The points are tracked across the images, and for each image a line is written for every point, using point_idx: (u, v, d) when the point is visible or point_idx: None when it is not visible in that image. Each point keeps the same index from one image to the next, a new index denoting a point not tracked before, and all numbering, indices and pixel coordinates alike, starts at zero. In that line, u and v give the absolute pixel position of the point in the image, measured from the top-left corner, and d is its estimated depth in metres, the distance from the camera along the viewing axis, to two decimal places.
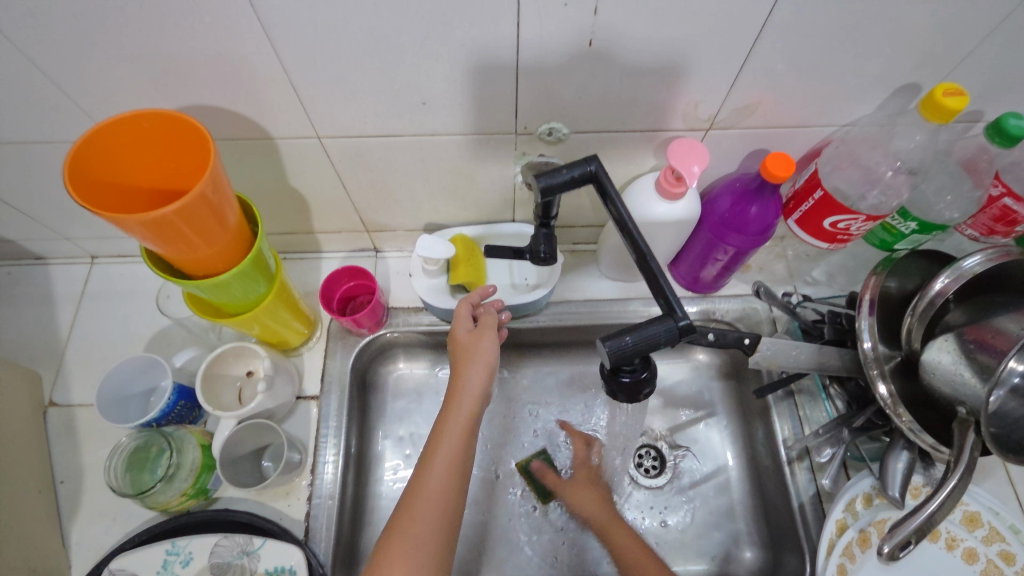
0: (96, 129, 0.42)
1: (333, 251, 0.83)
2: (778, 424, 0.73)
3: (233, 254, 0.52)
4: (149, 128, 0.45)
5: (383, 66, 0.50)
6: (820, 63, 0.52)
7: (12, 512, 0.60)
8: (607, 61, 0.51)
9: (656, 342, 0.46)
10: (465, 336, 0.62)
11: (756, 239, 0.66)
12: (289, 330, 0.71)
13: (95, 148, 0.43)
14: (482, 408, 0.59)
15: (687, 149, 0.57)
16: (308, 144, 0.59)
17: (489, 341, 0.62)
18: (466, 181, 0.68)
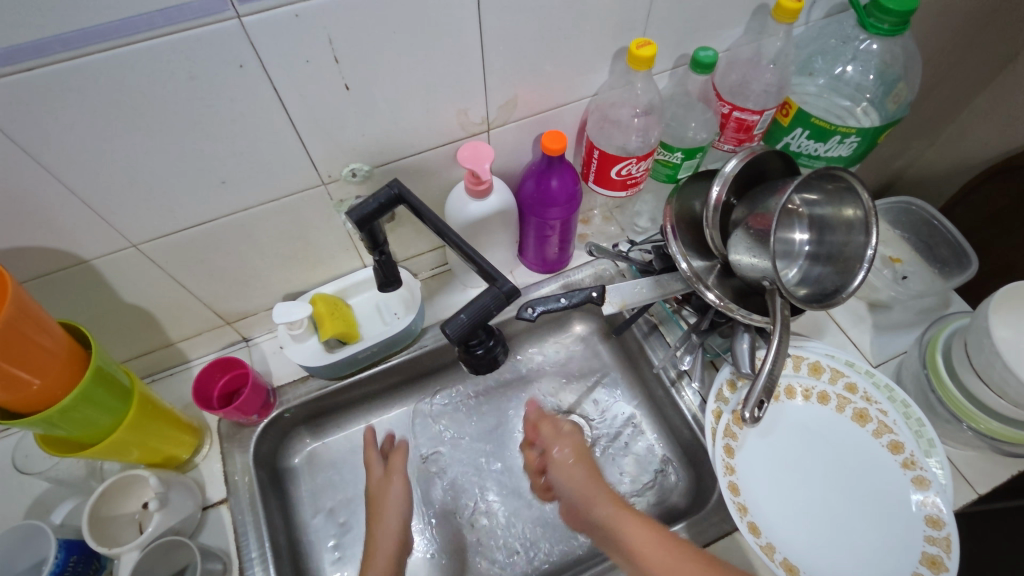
0: None
1: (203, 356, 0.82)
2: (654, 354, 0.83)
3: (73, 376, 0.52)
4: None
5: (168, 160, 0.53)
6: (547, 51, 0.62)
7: None
8: (372, 99, 0.57)
9: (488, 311, 0.52)
10: (377, 483, 0.73)
11: (568, 207, 0.75)
12: (173, 443, 0.69)
13: None
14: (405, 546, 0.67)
15: (473, 151, 0.66)
16: (128, 255, 0.61)
17: (395, 486, 0.71)
18: (301, 242, 0.72)
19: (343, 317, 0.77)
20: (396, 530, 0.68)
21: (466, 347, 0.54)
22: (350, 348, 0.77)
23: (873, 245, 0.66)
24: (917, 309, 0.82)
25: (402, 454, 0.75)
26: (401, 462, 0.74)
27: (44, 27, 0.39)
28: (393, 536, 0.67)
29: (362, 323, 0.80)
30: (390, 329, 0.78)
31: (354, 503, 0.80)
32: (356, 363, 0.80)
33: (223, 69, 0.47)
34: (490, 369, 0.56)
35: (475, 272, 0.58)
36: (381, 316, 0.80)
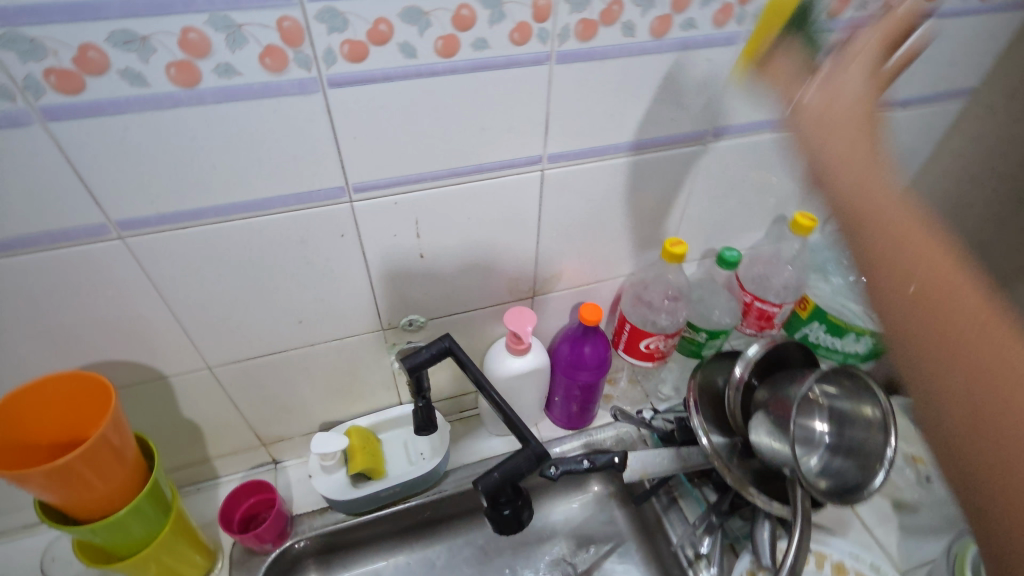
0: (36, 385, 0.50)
1: (230, 473, 0.85)
2: (672, 529, 0.82)
3: (131, 485, 0.56)
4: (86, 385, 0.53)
5: (260, 301, 0.61)
6: (594, 239, 0.72)
7: None
8: (440, 264, 0.66)
9: (520, 470, 0.55)
10: None
11: (598, 372, 0.81)
12: (188, 564, 0.70)
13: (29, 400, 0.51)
14: None
15: (518, 316, 0.73)
16: (199, 375, 0.67)
17: None
18: (349, 376, 0.78)
19: (373, 453, 0.80)
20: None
21: (492, 503, 0.55)
22: (371, 486, 0.78)
23: (891, 445, 0.70)
24: (944, 514, 0.80)
25: None
26: None
27: (205, 200, 0.49)
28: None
29: (389, 461, 0.82)
30: (414, 469, 0.81)
31: None
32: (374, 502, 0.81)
33: (327, 236, 0.57)
34: (514, 530, 0.57)
35: (507, 427, 0.62)
36: (407, 455, 0.83)
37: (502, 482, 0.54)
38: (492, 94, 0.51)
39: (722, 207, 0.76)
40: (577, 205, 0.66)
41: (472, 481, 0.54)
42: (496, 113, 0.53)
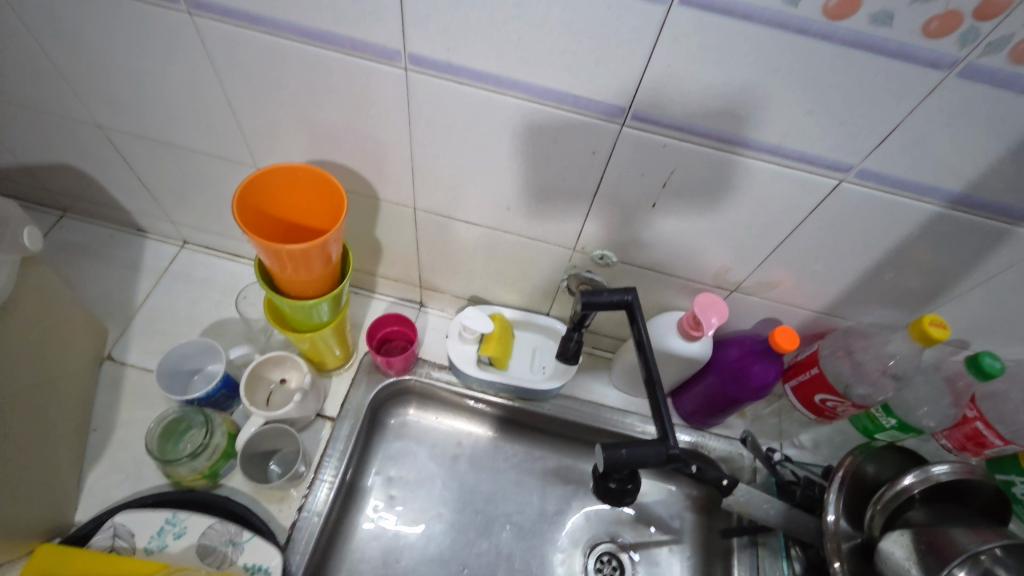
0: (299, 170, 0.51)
1: (384, 295, 0.94)
2: (737, 568, 0.79)
3: (319, 283, 0.62)
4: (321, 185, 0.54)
5: (488, 174, 0.62)
6: (838, 269, 0.62)
7: (51, 449, 0.67)
8: (666, 218, 0.61)
9: (646, 461, 0.53)
10: None
11: (754, 393, 0.74)
12: (330, 353, 0.79)
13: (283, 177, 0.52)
14: None
15: (710, 303, 0.67)
16: (405, 211, 0.71)
17: None
18: (520, 272, 0.78)
19: (505, 345, 0.82)
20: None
21: (604, 473, 0.55)
22: (490, 373, 0.81)
23: None
24: None
25: None
26: None
27: (496, 64, 0.49)
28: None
29: (515, 359, 0.85)
30: (532, 379, 0.82)
31: (413, 485, 0.87)
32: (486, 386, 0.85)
33: (580, 147, 0.55)
34: (616, 505, 0.57)
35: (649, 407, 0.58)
36: (531, 361, 0.85)
37: (625, 463, 0.53)
38: (834, 82, 0.43)
39: (1016, 306, 0.61)
40: (843, 228, 0.57)
41: (597, 446, 0.54)
42: (834, 99, 0.45)
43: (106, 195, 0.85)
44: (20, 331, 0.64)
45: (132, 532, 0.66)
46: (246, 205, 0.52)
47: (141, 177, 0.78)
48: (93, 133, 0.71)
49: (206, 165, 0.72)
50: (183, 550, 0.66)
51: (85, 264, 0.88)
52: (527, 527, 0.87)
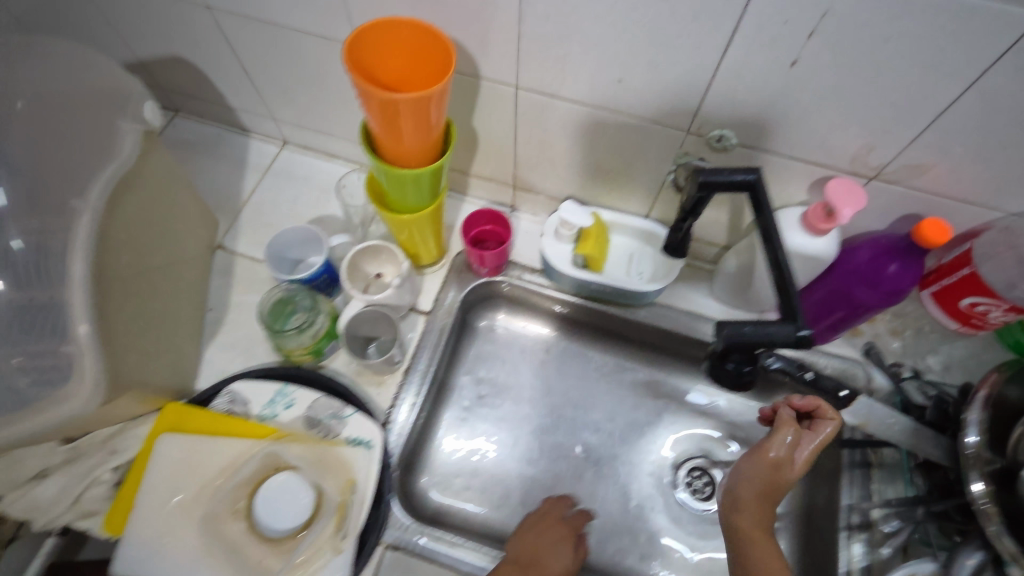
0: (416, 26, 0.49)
1: (475, 197, 0.92)
2: (846, 490, 0.72)
3: (421, 160, 0.60)
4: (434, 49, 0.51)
5: (600, 39, 0.56)
6: (1015, 144, 0.53)
7: (175, 321, 0.72)
8: (803, 83, 0.54)
9: (771, 342, 0.49)
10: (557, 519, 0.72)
11: (885, 298, 0.66)
12: (425, 247, 0.79)
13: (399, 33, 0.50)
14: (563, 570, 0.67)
15: (846, 190, 0.60)
16: (505, 91, 0.68)
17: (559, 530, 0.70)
18: (621, 164, 0.74)
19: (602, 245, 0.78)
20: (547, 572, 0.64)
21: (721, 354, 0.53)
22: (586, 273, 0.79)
23: None
24: None
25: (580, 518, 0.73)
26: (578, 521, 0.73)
27: None
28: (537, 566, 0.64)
29: (611, 263, 0.81)
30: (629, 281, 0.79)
31: (501, 386, 0.88)
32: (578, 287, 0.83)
33: None
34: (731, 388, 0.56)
35: (775, 290, 0.53)
36: (628, 266, 0.81)
37: (746, 343, 0.50)
38: None
39: None
40: None
41: (716, 324, 0.51)
42: None
43: (214, 91, 0.87)
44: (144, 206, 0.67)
45: (247, 399, 0.70)
46: (360, 59, 0.51)
47: (245, 67, 0.79)
48: (201, 18, 0.72)
49: (308, 48, 0.71)
50: (292, 420, 0.70)
51: (197, 160, 0.92)
52: (615, 435, 0.86)
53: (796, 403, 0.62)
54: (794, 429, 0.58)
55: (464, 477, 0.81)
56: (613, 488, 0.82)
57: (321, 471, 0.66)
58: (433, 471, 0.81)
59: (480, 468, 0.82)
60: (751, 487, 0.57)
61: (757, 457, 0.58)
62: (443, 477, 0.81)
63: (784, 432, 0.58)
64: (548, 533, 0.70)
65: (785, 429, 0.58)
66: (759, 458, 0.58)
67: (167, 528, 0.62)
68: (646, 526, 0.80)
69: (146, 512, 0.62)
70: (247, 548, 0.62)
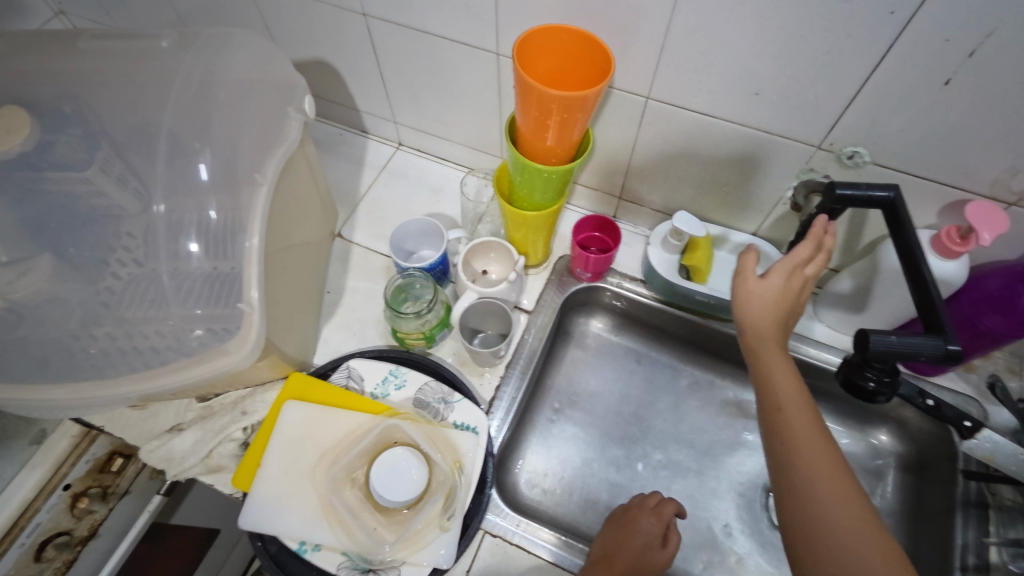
0: (583, 32, 0.53)
1: (578, 206, 0.95)
2: (961, 528, 0.69)
3: (558, 159, 0.64)
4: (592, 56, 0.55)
5: (746, 52, 0.58)
6: None
7: (303, 298, 0.78)
8: (953, 102, 0.54)
9: (918, 354, 0.48)
10: (641, 510, 0.71)
11: (1016, 329, 0.64)
12: (536, 248, 0.82)
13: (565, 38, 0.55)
14: (658, 557, 0.66)
15: (987, 213, 0.59)
16: (633, 101, 0.71)
17: (647, 521, 0.69)
18: (738, 179, 0.75)
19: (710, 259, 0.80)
20: (633, 566, 0.64)
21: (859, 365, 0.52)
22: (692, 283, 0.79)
23: None
24: None
25: (672, 505, 0.71)
26: (668, 509, 0.70)
27: None
28: (626, 563, 0.64)
29: (715, 276, 0.82)
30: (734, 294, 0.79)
31: (590, 392, 0.89)
32: (680, 298, 0.84)
33: (876, 9, 0.50)
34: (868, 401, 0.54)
35: (916, 303, 0.53)
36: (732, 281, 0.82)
37: (890, 354, 0.49)
38: None
39: None
40: None
41: (859, 333, 0.50)
42: None
43: (345, 93, 0.95)
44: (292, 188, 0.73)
45: (363, 377, 0.74)
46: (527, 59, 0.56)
47: (382, 71, 0.86)
48: (354, 23, 0.79)
49: (447, 55, 0.77)
50: (403, 400, 0.73)
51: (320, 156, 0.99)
52: (705, 451, 0.85)
53: (807, 272, 0.57)
54: (788, 269, 0.57)
55: (553, 477, 0.82)
56: (700, 503, 0.81)
57: (434, 447, 0.68)
58: (524, 468, 0.82)
59: (568, 470, 0.82)
60: (767, 314, 0.57)
61: (789, 278, 0.57)
62: (533, 475, 0.82)
63: (774, 278, 0.57)
64: (633, 525, 0.69)
65: (773, 280, 0.57)
66: (750, 282, 0.58)
67: (289, 490, 0.65)
68: (733, 546, 0.78)
69: (272, 472, 0.66)
70: (363, 515, 0.64)
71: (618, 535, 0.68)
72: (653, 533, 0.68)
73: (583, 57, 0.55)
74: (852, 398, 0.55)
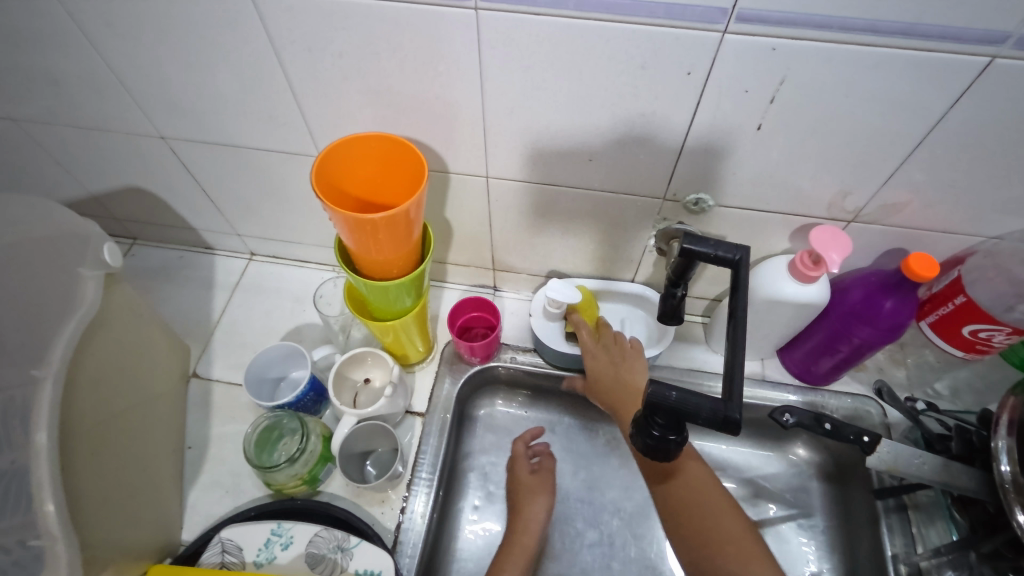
0: (379, 136, 0.50)
1: (456, 283, 0.90)
2: (888, 537, 0.69)
3: (407, 263, 0.58)
4: (403, 158, 0.52)
5: (566, 122, 0.56)
6: (981, 174, 0.54)
7: (152, 469, 0.66)
8: (771, 143, 0.55)
9: (696, 412, 0.45)
10: (526, 477, 0.76)
11: (885, 335, 0.65)
12: (413, 346, 0.76)
13: (367, 151, 0.51)
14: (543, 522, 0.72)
15: (829, 237, 0.60)
16: (475, 182, 0.67)
17: (535, 484, 0.76)
18: (602, 235, 0.73)
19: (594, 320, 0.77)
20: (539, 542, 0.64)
21: (646, 419, 0.49)
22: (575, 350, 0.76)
23: None
24: None
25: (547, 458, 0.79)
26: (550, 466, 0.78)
27: None
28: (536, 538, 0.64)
29: None
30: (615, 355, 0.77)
31: None
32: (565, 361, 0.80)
33: (673, 73, 0.49)
34: (660, 458, 0.50)
35: (724, 372, 0.50)
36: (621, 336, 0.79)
37: (671, 408, 0.47)
38: None
39: None
40: (994, 118, 0.49)
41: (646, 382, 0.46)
42: None
43: (174, 215, 0.85)
44: (109, 350, 0.62)
45: (240, 546, 0.64)
46: (330, 188, 0.51)
47: (207, 188, 0.78)
48: (159, 147, 0.70)
49: (270, 164, 0.70)
50: (293, 560, 0.64)
51: (161, 287, 0.88)
52: (638, 512, 0.80)
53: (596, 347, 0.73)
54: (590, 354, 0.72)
55: None
56: (644, 571, 0.77)
57: None
58: None
59: None
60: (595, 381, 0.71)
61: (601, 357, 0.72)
62: None
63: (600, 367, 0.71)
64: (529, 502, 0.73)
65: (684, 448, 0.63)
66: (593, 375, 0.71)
67: None
68: None
69: None
70: None
71: (510, 549, 0.70)
72: (545, 495, 0.74)
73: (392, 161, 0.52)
74: (652, 458, 0.51)
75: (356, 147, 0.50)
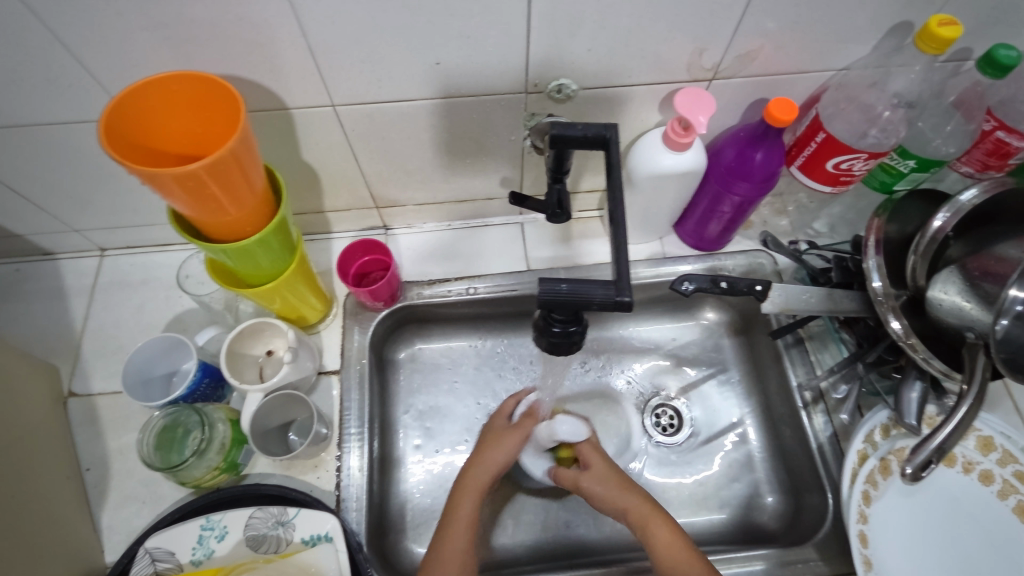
0: (171, 75, 0.43)
1: (343, 231, 0.84)
2: (792, 370, 0.76)
3: (258, 217, 0.52)
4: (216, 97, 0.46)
5: (397, 25, 0.51)
6: (819, 6, 0.54)
7: (46, 501, 0.60)
8: (615, 9, 0.52)
9: (589, 301, 0.45)
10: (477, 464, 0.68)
11: (761, 188, 0.67)
12: (307, 305, 0.71)
13: (170, 100, 0.45)
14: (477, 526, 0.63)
15: (694, 99, 0.59)
16: (322, 114, 0.60)
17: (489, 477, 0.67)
18: (475, 147, 0.69)
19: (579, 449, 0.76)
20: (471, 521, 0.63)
21: (544, 320, 0.49)
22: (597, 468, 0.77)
23: None
24: None
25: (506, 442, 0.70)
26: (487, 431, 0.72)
27: None
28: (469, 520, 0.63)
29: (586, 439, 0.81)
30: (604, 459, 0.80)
31: (443, 411, 0.80)
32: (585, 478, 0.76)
33: None
34: (565, 352, 0.51)
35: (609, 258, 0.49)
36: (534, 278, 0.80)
37: (565, 303, 0.46)
38: None
39: None
40: None
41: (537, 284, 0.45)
42: None
43: None
44: None
45: (171, 551, 0.60)
46: (136, 150, 0.45)
47: (10, 184, 0.65)
48: None
49: (77, 140, 0.60)
50: (233, 548, 0.61)
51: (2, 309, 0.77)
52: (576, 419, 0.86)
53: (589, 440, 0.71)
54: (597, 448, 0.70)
55: None
56: None
57: None
58: (410, 526, 0.74)
59: None
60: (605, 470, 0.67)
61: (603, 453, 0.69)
62: (420, 526, 0.74)
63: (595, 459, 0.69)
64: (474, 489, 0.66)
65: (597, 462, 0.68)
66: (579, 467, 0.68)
67: None
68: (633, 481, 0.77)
69: None
70: None
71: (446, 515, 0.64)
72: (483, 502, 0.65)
73: (201, 101, 0.46)
74: (556, 353, 0.51)
75: (154, 96, 0.44)
